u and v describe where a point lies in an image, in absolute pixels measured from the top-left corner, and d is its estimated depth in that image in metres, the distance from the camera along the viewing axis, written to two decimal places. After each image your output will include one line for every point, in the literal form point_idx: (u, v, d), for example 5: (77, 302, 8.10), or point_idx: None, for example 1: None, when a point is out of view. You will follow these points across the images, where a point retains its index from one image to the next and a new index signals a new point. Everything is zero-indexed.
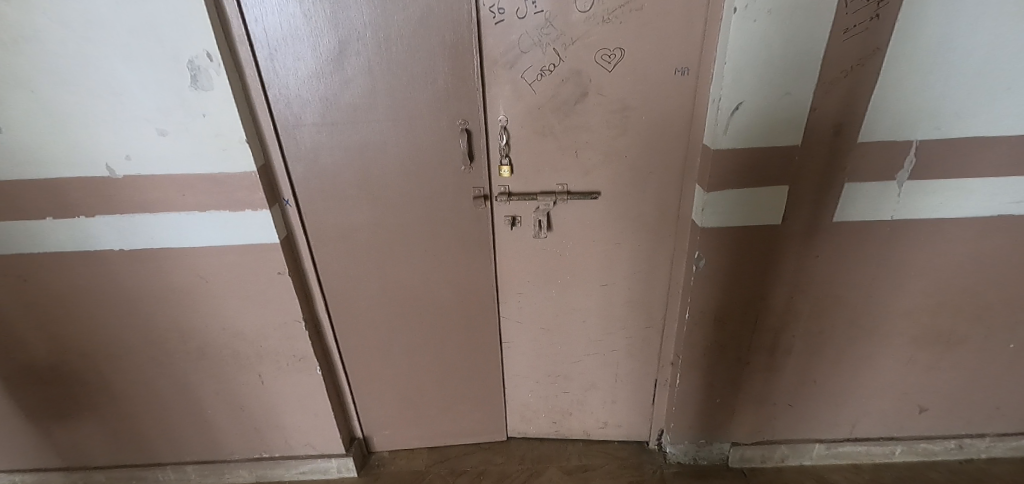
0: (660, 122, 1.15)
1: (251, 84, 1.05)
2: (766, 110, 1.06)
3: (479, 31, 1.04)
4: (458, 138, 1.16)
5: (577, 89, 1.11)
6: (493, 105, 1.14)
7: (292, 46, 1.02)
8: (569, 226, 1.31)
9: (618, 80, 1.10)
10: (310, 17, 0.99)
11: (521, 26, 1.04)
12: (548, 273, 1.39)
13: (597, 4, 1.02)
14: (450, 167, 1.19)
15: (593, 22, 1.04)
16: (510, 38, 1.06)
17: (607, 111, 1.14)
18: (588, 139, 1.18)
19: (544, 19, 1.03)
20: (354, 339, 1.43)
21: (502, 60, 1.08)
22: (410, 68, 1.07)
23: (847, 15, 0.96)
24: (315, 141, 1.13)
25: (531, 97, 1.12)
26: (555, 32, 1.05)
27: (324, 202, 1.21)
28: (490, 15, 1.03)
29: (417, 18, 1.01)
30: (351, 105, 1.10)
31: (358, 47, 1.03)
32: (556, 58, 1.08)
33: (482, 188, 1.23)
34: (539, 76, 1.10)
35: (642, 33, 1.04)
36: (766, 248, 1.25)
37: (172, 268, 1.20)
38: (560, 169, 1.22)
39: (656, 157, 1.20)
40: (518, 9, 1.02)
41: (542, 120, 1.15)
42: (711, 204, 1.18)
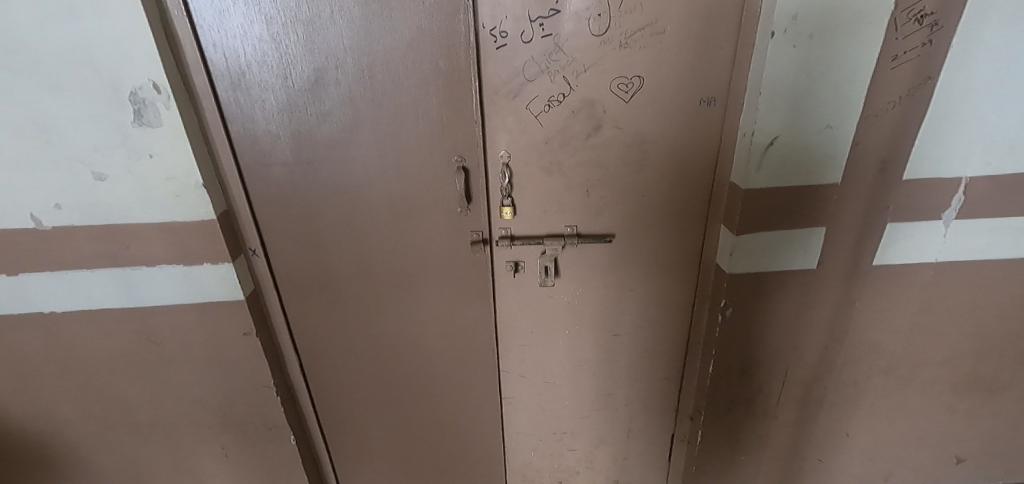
0: (682, 157, 1.02)
1: (209, 118, 0.89)
2: (804, 146, 0.94)
3: (478, 57, 0.91)
4: (453, 176, 1.01)
5: (589, 122, 0.98)
6: (494, 140, 0.99)
7: (258, 74, 0.87)
8: (579, 271, 1.16)
9: (636, 111, 0.97)
10: (279, 41, 0.84)
11: (526, 51, 0.91)
12: (554, 324, 1.24)
13: (613, 27, 0.89)
14: (444, 209, 1.05)
15: (608, 47, 0.91)
16: (514, 65, 0.92)
17: (623, 145, 1.00)
18: (601, 176, 1.04)
19: (553, 44, 0.90)
20: (335, 400, 1.26)
21: (505, 89, 0.94)
22: (398, 99, 0.92)
23: (897, 40, 0.85)
24: (285, 183, 0.97)
25: (537, 130, 0.99)
26: (565, 58, 0.92)
27: (297, 250, 1.05)
28: (490, 39, 0.89)
29: (407, 43, 0.87)
30: (329, 142, 0.95)
31: (336, 74, 0.89)
32: (566, 87, 0.94)
33: (481, 232, 1.08)
34: (546, 107, 0.96)
35: (663, 59, 0.92)
36: (799, 295, 1.12)
37: (116, 332, 1.02)
38: (569, 209, 1.08)
39: (677, 196, 1.07)
40: (522, 32, 0.89)
41: (549, 156, 1.01)
42: (741, 248, 1.05)
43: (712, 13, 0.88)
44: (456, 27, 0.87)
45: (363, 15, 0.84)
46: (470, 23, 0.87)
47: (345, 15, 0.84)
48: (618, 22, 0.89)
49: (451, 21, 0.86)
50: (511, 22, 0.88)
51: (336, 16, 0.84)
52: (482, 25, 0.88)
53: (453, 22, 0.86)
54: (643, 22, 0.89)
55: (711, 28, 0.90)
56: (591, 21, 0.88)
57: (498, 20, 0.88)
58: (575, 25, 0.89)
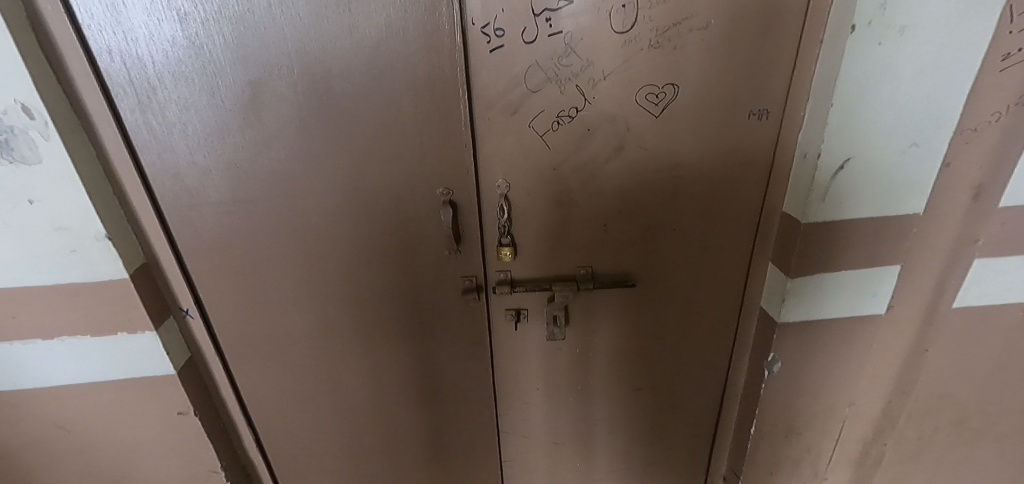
0: (724, 183, 0.82)
1: (112, 148, 0.67)
2: (881, 170, 0.74)
3: (467, 62, 0.70)
4: (439, 212, 0.80)
5: (609, 142, 0.78)
6: (489, 166, 0.79)
7: (172, 88, 0.65)
8: (594, 319, 0.95)
9: (668, 128, 0.77)
10: (197, 43, 0.63)
11: (529, 54, 0.70)
12: (565, 381, 1.03)
13: (641, 22, 0.69)
14: (428, 253, 0.84)
15: (634, 47, 0.71)
16: (514, 71, 0.71)
17: (650, 170, 0.80)
18: (623, 207, 0.84)
19: (563, 44, 0.70)
20: (301, 475, 1.04)
21: (502, 102, 0.74)
22: (363, 117, 0.71)
23: (1009, 35, 0.65)
24: (219, 228, 0.75)
25: (542, 152, 0.78)
26: (578, 63, 0.71)
27: (242, 308, 0.83)
28: (483, 39, 0.69)
29: (375, 47, 0.67)
30: (274, 176, 0.73)
31: (279, 88, 0.67)
32: (579, 99, 0.74)
33: (475, 277, 0.87)
34: (554, 124, 0.76)
35: (704, 62, 0.72)
36: (862, 344, 0.92)
37: (11, 418, 0.79)
38: (582, 248, 0.87)
39: (716, 229, 0.87)
40: (524, 30, 0.69)
41: (557, 184, 0.81)
42: (796, 293, 0.85)
43: (769, 2, 0.68)
44: (438, 22, 0.66)
45: (312, 8, 0.63)
46: (456, 18, 0.66)
47: (287, 9, 0.63)
48: (648, 16, 0.69)
49: (431, 17, 0.66)
50: (509, 15, 0.67)
51: (274, 9, 0.62)
52: (470, 20, 0.67)
53: (434, 17, 0.66)
54: (679, 16, 0.69)
55: (766, 22, 0.70)
56: (613, 13, 0.68)
57: (492, 13, 0.67)
58: (592, 19, 0.68)
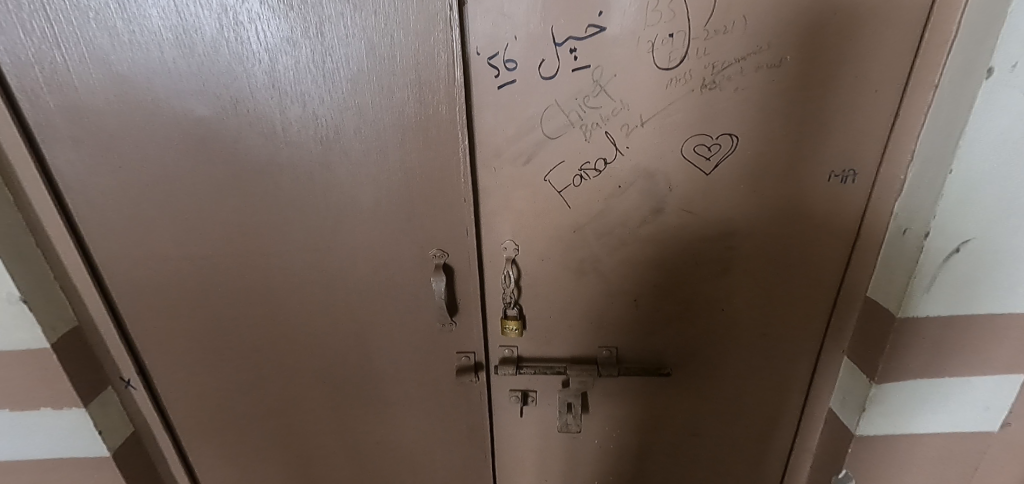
0: (790, 259, 0.64)
1: (34, 191, 0.56)
2: (1010, 256, 0.55)
3: (469, 100, 0.56)
4: (430, 277, 0.66)
5: (644, 202, 0.62)
6: (495, 224, 0.64)
7: (103, 124, 0.53)
8: (616, 408, 0.78)
9: (720, 188, 0.61)
10: (132, 72, 0.51)
11: (547, 92, 0.56)
12: (578, 478, 0.85)
13: (693, 56, 0.54)
14: (417, 324, 0.69)
15: (682, 88, 0.55)
16: (527, 113, 0.57)
17: (695, 237, 0.64)
18: (659, 279, 0.67)
19: (590, 81, 0.55)
20: None
21: (511, 150, 0.59)
22: (335, 163, 0.58)
23: None
24: (167, 287, 0.63)
25: (560, 210, 0.63)
26: (609, 105, 0.57)
27: (193, 380, 0.70)
28: (489, 73, 0.55)
29: (355, 80, 0.54)
30: (231, 230, 0.60)
31: (231, 127, 0.54)
32: (608, 149, 0.59)
33: (473, 354, 0.72)
34: (576, 178, 0.61)
35: (773, 108, 0.56)
36: (962, 466, 0.71)
37: None
38: (604, 325, 0.71)
39: (777, 313, 0.68)
40: (542, 63, 0.55)
41: (579, 248, 0.66)
42: (880, 401, 0.65)
43: (864, 35, 0.52)
44: (433, 52, 0.53)
45: (271, 33, 0.51)
46: (456, 47, 0.52)
47: (241, 33, 0.50)
48: (702, 49, 0.53)
49: (425, 44, 0.52)
50: (523, 44, 0.53)
51: (225, 33, 0.50)
52: (474, 49, 0.54)
53: (428, 45, 0.52)
54: (743, 49, 0.53)
55: (860, 61, 0.53)
56: (656, 44, 0.53)
57: (502, 42, 0.53)
58: (629, 50, 0.54)
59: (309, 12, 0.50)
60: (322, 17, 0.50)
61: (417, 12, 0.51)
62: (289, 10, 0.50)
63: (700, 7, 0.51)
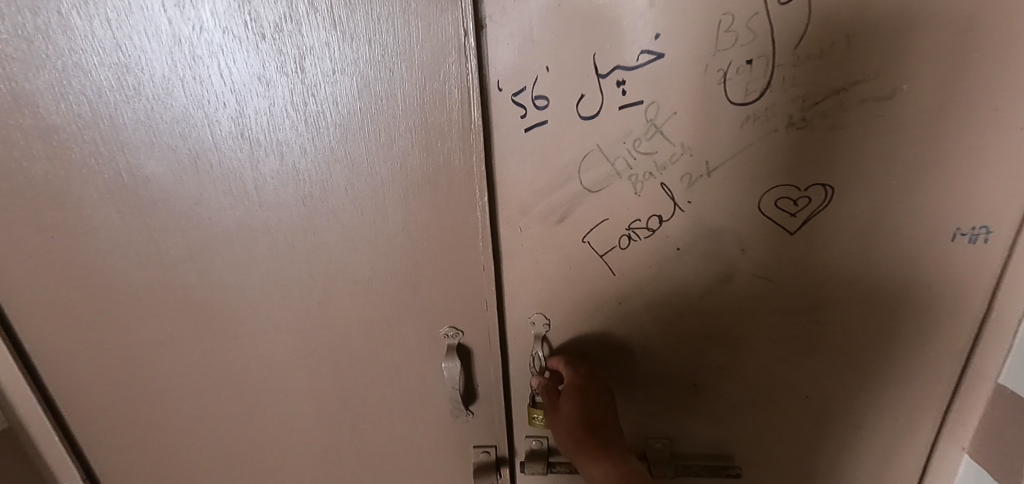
0: (897, 336, 0.51)
1: None
2: None
3: (490, 146, 0.45)
4: (441, 360, 0.53)
5: (708, 267, 0.50)
6: (521, 293, 0.52)
7: (45, 182, 0.44)
8: None
9: (806, 249, 0.48)
10: (71, 121, 0.42)
11: (587, 136, 0.44)
12: None
13: (777, 88, 0.42)
14: (424, 414, 0.56)
15: (762, 127, 0.43)
16: (563, 161, 0.45)
17: (771, 308, 0.51)
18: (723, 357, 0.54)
19: (643, 120, 0.44)
20: None
21: (542, 206, 0.47)
22: (325, 225, 0.47)
23: None
24: (136, 363, 0.54)
25: (602, 276, 0.51)
26: (666, 149, 0.45)
27: (164, 467, 0.60)
28: (515, 113, 0.44)
29: (345, 125, 0.43)
30: (205, 302, 0.50)
31: (194, 183, 0.44)
32: (663, 203, 0.47)
33: (494, 450, 0.58)
34: (623, 238, 0.49)
35: (879, 151, 0.44)
36: None
37: None
38: (658, 412, 0.59)
39: (876, 401, 0.55)
40: (581, 99, 0.43)
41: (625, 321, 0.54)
42: None
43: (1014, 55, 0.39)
44: (441, 88, 0.41)
45: (237, 70, 0.40)
46: (471, 82, 0.41)
47: (199, 71, 0.40)
48: (790, 79, 0.41)
49: (431, 79, 0.41)
50: (559, 76, 0.42)
51: (180, 71, 0.40)
52: (495, 83, 0.42)
53: (436, 79, 0.41)
54: (844, 77, 0.41)
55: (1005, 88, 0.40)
56: (729, 72, 0.42)
57: (530, 74, 0.42)
58: (694, 81, 0.42)
59: (283, 43, 0.39)
60: (299, 48, 0.40)
61: (421, 39, 0.40)
62: (258, 41, 0.39)
63: (790, 25, 0.40)
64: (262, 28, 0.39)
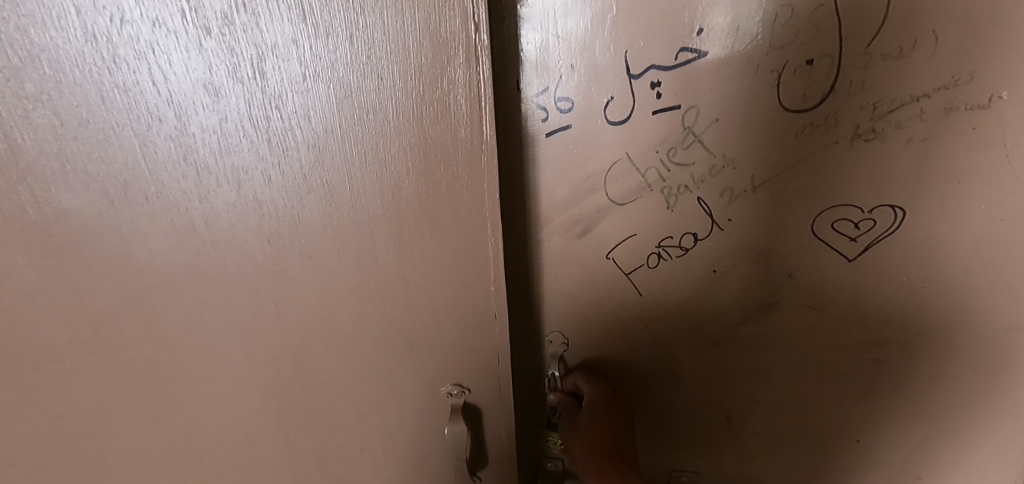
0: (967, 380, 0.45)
1: None
2: None
3: (514, 150, 0.42)
4: (447, 425, 0.43)
5: (749, 294, 0.45)
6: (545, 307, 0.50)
7: None
8: None
9: (867, 279, 0.43)
10: None
11: (617, 142, 0.41)
12: None
13: (841, 93, 0.37)
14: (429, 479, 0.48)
15: (818, 139, 0.39)
16: (591, 170, 0.43)
17: (821, 341, 0.46)
18: (762, 388, 0.49)
19: (680, 128, 0.40)
20: None
21: (566, 217, 0.45)
22: (303, 271, 0.38)
23: None
24: (73, 435, 0.44)
25: (629, 295, 0.48)
26: (706, 161, 0.41)
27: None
28: (543, 116, 0.41)
29: (320, 147, 0.33)
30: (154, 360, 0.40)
31: (127, 219, 0.35)
32: (700, 220, 0.43)
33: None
34: (653, 256, 0.45)
35: (964, 170, 0.38)
36: None
37: None
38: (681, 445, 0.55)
39: (933, 449, 0.49)
40: (614, 103, 0.40)
41: (649, 344, 0.50)
42: None
43: None
44: (446, 99, 0.32)
45: (174, 75, 0.31)
46: (484, 91, 0.32)
47: (124, 76, 0.30)
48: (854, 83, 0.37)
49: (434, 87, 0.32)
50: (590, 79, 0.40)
51: (98, 76, 0.30)
52: (524, 83, 0.40)
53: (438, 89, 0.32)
54: (925, 83, 0.36)
55: None
56: (784, 73, 0.37)
57: (563, 73, 0.39)
58: (742, 85, 0.38)
59: (236, 41, 0.30)
60: (257, 47, 0.30)
61: (417, 35, 0.30)
62: (201, 38, 0.30)
63: (858, 20, 0.35)
64: (207, 20, 0.29)
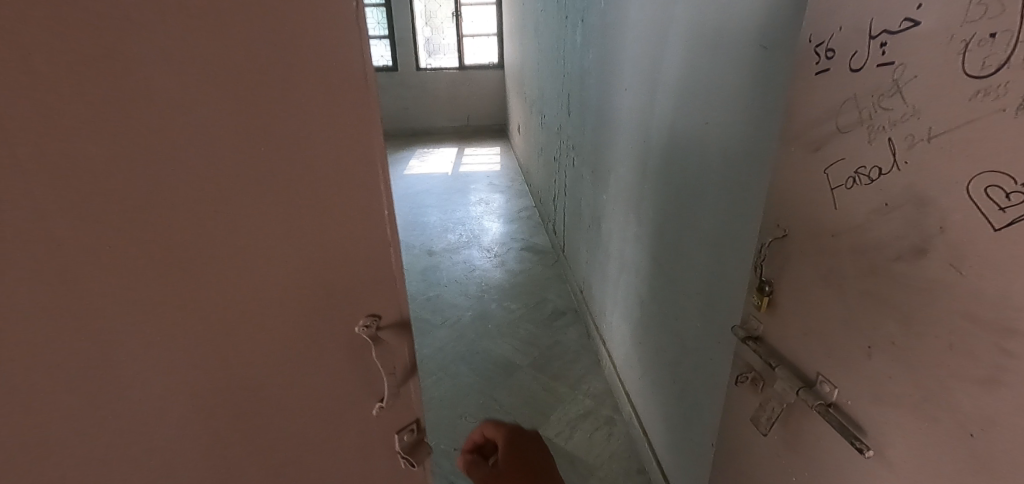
0: (970, 314, 0.61)
1: None
2: None
3: (802, 84, 0.86)
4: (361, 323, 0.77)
5: (908, 233, 0.68)
6: (781, 191, 0.93)
7: None
8: (807, 418, 0.92)
9: (1008, 238, 0.55)
10: None
11: (851, 88, 0.76)
12: (800, 449, 0.95)
13: (1016, 64, 0.53)
14: (351, 283, 0.73)
15: (994, 91, 0.55)
16: (830, 100, 0.80)
17: (949, 292, 0.63)
18: (869, 285, 0.75)
19: (893, 73, 0.68)
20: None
21: (803, 133, 0.86)
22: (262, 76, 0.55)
23: None
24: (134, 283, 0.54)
25: (825, 210, 0.82)
26: (903, 108, 0.67)
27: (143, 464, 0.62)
28: (815, 61, 0.83)
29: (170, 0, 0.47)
30: (143, 271, 0.54)
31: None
32: (886, 157, 0.70)
33: (382, 314, 0.79)
34: (851, 179, 0.77)
35: None
36: None
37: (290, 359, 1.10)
38: (839, 317, 0.81)
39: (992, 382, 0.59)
40: (856, 56, 0.74)
41: (825, 242, 0.83)
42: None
43: None
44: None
45: None
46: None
47: None
48: None
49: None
50: (842, 55, 0.77)
51: None
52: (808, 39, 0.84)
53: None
54: None
55: None
56: (975, 43, 0.57)
57: (827, 40, 0.80)
58: (940, 52, 0.61)
59: None
60: None
61: None
62: None
63: (1008, 34, 0.53)
64: None
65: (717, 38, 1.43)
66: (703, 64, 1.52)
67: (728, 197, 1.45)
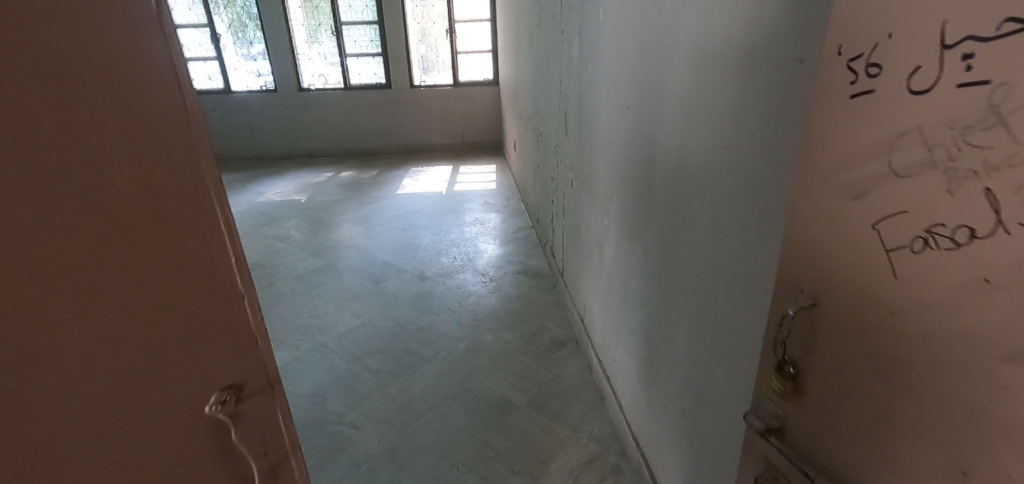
0: None
1: None
2: None
3: (835, 108, 0.64)
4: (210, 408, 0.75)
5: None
6: (813, 247, 0.71)
7: None
8: None
9: None
10: None
11: (915, 115, 0.53)
12: None
13: None
14: (182, 260, 0.66)
15: None
16: (881, 130, 0.57)
17: None
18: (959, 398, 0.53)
19: (988, 94, 0.45)
20: None
21: (841, 172, 0.64)
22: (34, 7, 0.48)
23: None
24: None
25: (883, 280, 0.60)
26: (1009, 148, 0.44)
27: None
28: (852, 78, 0.61)
29: None
30: None
31: None
32: (986, 217, 0.47)
33: (238, 386, 0.78)
34: (923, 242, 0.54)
35: None
36: None
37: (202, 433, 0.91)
38: (909, 432, 0.60)
39: None
40: (919, 71, 0.52)
41: (881, 323, 0.62)
42: None
43: None
44: None
45: None
46: None
47: None
48: None
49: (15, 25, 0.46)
50: (894, 71, 0.55)
51: None
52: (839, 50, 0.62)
53: None
54: None
55: None
56: None
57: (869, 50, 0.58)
58: None
59: None
60: None
61: None
62: None
63: None
64: None
65: (733, 48, 1.23)
66: (714, 80, 1.33)
67: (746, 232, 1.24)
